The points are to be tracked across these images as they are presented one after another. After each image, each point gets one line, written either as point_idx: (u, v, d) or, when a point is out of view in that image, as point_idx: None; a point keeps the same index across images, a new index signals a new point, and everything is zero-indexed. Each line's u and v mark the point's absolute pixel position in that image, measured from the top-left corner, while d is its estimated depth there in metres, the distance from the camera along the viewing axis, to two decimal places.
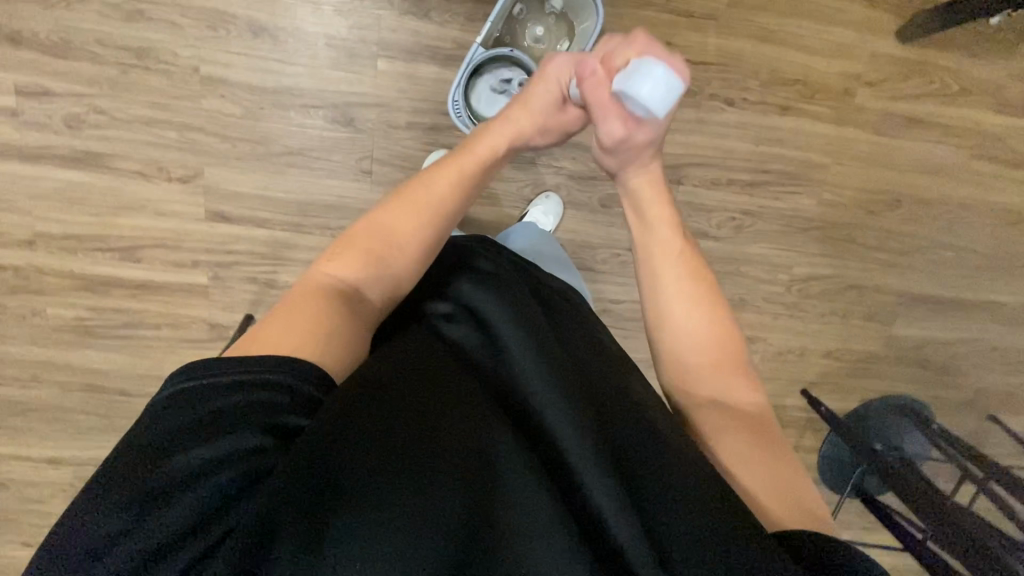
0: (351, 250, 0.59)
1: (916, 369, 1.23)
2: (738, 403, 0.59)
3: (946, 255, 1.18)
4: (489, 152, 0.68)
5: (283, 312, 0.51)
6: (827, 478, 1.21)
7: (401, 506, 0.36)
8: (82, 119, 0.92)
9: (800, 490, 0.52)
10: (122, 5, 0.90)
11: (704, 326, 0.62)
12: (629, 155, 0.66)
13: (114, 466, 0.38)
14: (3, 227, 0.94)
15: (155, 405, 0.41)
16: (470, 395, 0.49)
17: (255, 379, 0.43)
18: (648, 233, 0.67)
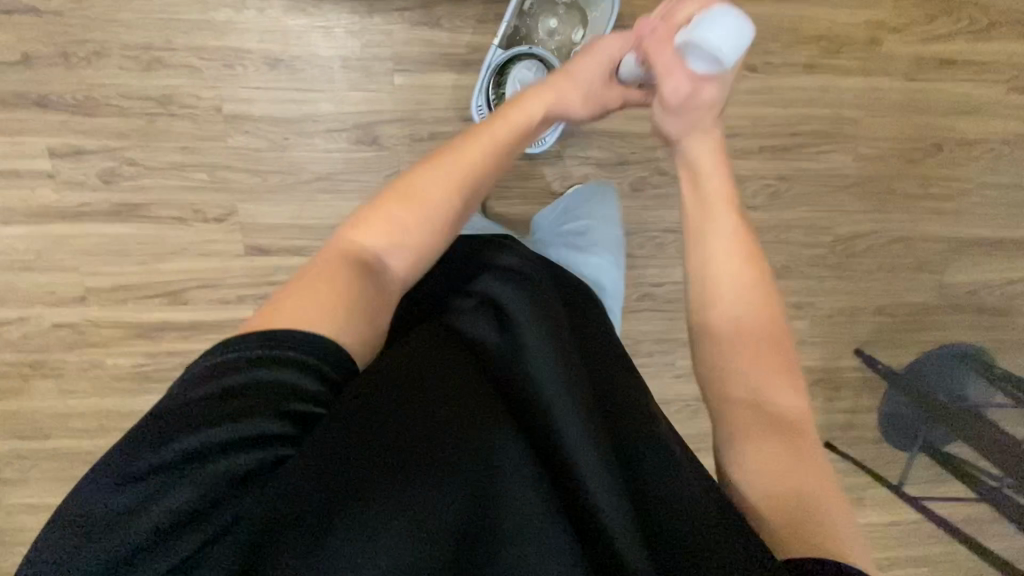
0: (376, 219, 0.58)
1: (973, 315, 1.20)
2: (776, 407, 0.57)
3: (992, 195, 1.14)
4: (523, 122, 0.67)
5: (310, 281, 0.52)
6: (889, 433, 1.18)
7: (401, 514, 0.39)
8: (117, 172, 0.94)
9: (824, 501, 0.50)
10: (141, 56, 0.91)
11: (751, 317, 0.62)
12: (691, 116, 0.64)
13: (141, 432, 0.40)
14: (55, 287, 0.96)
15: (186, 380, 0.44)
16: (481, 398, 0.49)
17: (281, 357, 0.45)
18: (701, 211, 0.66)
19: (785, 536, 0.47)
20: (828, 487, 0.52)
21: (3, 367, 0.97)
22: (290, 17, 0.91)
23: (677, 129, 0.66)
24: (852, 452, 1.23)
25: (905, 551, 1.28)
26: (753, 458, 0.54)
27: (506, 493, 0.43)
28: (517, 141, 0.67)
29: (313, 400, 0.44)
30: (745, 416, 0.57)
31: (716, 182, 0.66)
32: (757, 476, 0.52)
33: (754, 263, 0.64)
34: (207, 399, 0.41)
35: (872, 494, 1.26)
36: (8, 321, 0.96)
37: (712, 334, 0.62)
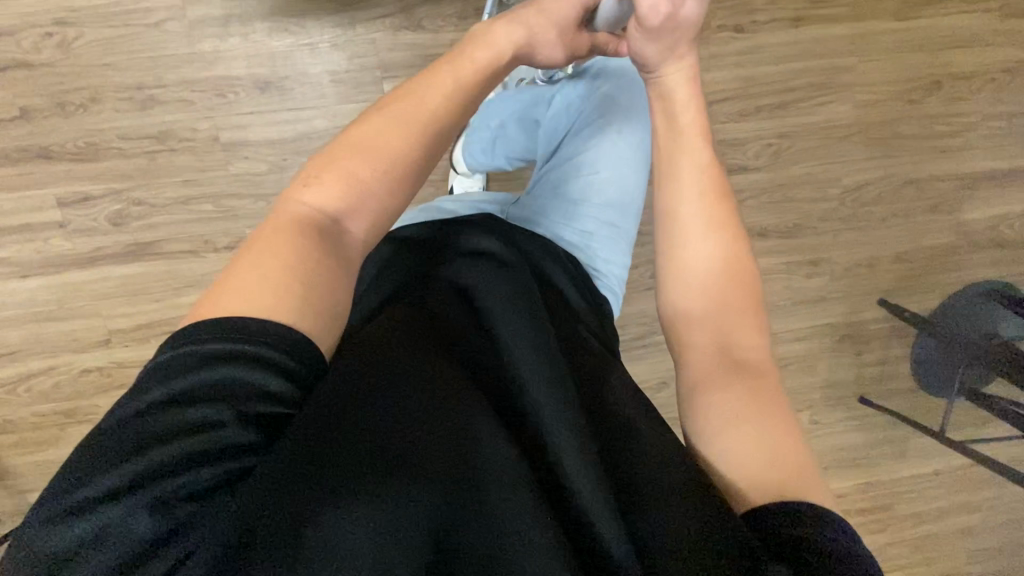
0: (328, 173, 0.48)
1: (997, 250, 1.17)
2: (742, 351, 0.52)
3: (998, 126, 1.13)
4: (488, 61, 0.57)
5: (256, 254, 0.43)
6: (923, 379, 1.17)
7: (376, 520, 0.33)
8: (125, 214, 0.96)
9: (789, 452, 0.44)
10: (135, 96, 0.93)
11: (719, 257, 0.56)
12: (669, 39, 0.58)
13: (87, 448, 0.34)
14: (78, 334, 0.98)
15: (141, 375, 0.37)
16: (459, 382, 0.43)
17: (230, 352, 0.37)
18: (675, 142, 0.59)
19: (747, 492, 0.43)
20: (791, 437, 0.46)
21: (36, 419, 0.98)
22: (274, 39, 0.93)
23: (654, 56, 0.59)
24: (889, 404, 1.21)
25: (956, 498, 1.26)
26: (717, 410, 0.48)
27: (500, 487, 0.36)
28: (489, 78, 0.57)
29: (278, 400, 0.38)
30: (706, 362, 0.52)
31: (692, 114, 0.60)
32: (723, 429, 0.46)
33: (720, 205, 0.57)
34: (156, 406, 0.35)
35: (915, 444, 1.24)
36: (38, 373, 0.98)
37: (680, 280, 0.56)
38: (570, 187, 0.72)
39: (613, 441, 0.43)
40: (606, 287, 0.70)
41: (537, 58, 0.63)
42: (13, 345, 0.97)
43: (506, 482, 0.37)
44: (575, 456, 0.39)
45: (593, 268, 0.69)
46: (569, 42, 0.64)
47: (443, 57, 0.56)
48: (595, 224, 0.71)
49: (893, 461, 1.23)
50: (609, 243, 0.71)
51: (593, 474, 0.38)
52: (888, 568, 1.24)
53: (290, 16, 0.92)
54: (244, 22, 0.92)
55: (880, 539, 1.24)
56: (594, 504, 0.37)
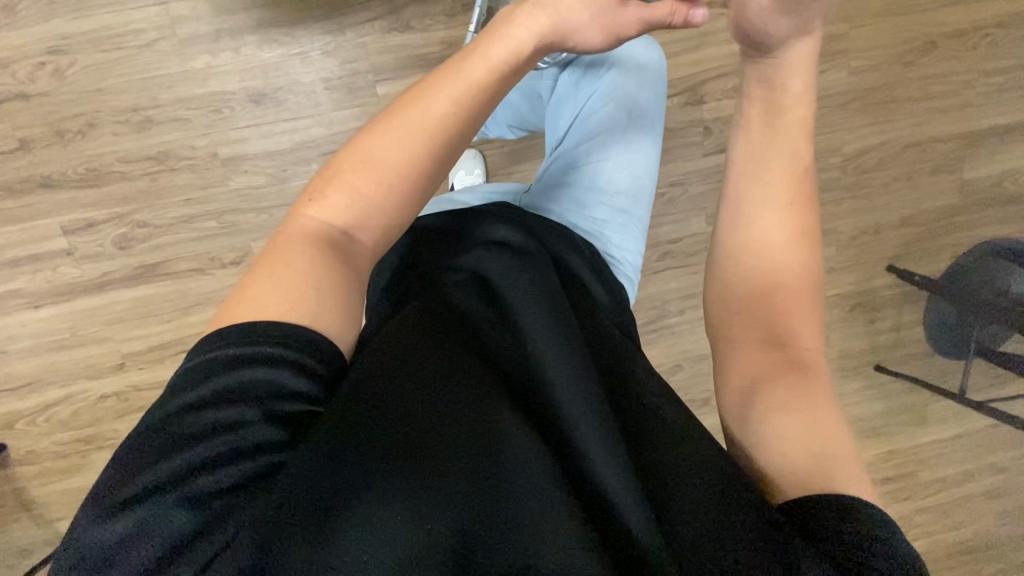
0: (335, 184, 0.47)
1: (1005, 207, 1.16)
2: (795, 347, 0.51)
3: (996, 81, 1.12)
4: (505, 59, 0.53)
5: (268, 266, 0.43)
6: (938, 343, 1.17)
7: (404, 514, 0.33)
8: (131, 236, 0.96)
9: (834, 444, 0.44)
10: (131, 119, 0.93)
11: (787, 251, 0.55)
12: (801, 17, 0.56)
13: (122, 451, 0.35)
14: (93, 359, 0.98)
15: (173, 378, 0.38)
16: (484, 378, 0.42)
17: (256, 354, 0.38)
18: (769, 135, 0.58)
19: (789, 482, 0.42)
20: (838, 430, 0.45)
21: (58, 447, 0.99)
22: (265, 50, 0.93)
23: (782, 32, 0.57)
24: (906, 370, 1.21)
25: (980, 460, 1.25)
26: (765, 400, 0.47)
27: (529, 480, 0.36)
28: (507, 76, 0.53)
29: (303, 399, 0.38)
30: (754, 353, 0.51)
31: (801, 111, 0.59)
32: (770, 417, 0.46)
33: (799, 198, 0.56)
34: (184, 408, 0.36)
35: (934, 409, 1.23)
36: (56, 402, 0.98)
37: (730, 263, 0.56)
38: (579, 173, 0.72)
39: (639, 429, 0.43)
40: (621, 274, 0.70)
41: (566, 43, 0.58)
42: (30, 375, 0.98)
43: (534, 475, 0.36)
44: (602, 443, 0.39)
45: (608, 255, 0.69)
46: (607, 20, 0.59)
47: (457, 55, 0.53)
48: (608, 210, 0.71)
49: (914, 427, 1.23)
50: (620, 230, 0.71)
51: (621, 461, 0.38)
52: (916, 534, 1.24)
53: (279, 26, 0.93)
54: (234, 36, 0.92)
55: (906, 506, 1.23)
56: (623, 495, 0.36)
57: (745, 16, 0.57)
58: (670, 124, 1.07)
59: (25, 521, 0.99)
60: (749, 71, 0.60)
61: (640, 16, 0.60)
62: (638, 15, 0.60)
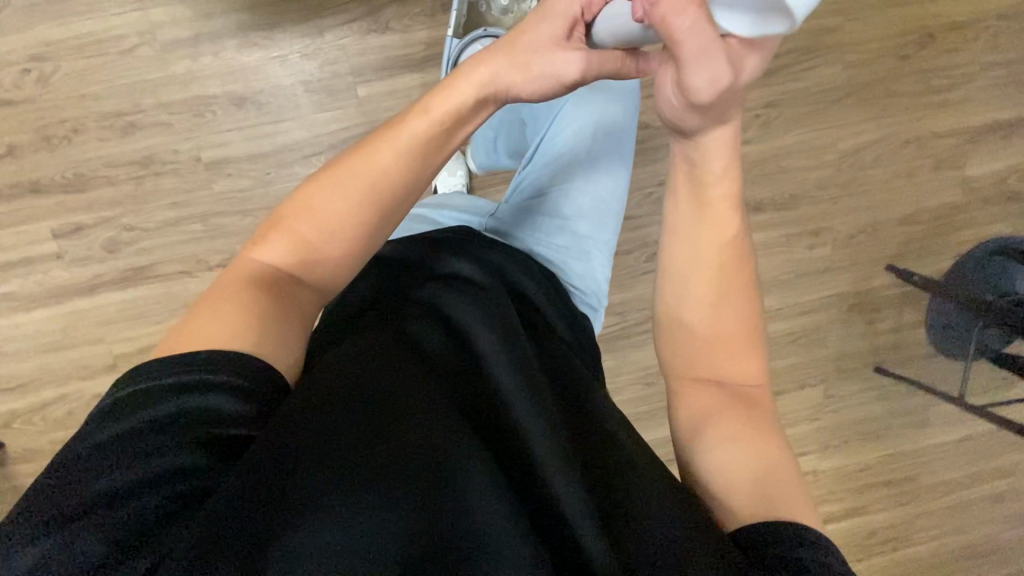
0: (279, 230, 0.50)
1: (1010, 205, 1.12)
2: (737, 382, 0.53)
3: (1000, 74, 1.08)
4: (449, 113, 0.53)
5: (211, 301, 0.45)
6: (943, 346, 1.12)
7: (348, 529, 0.32)
8: (118, 240, 0.97)
9: (774, 474, 0.46)
10: (115, 124, 0.94)
11: (727, 294, 0.54)
12: (716, 111, 0.45)
13: (45, 478, 0.34)
14: (86, 360, 1.00)
15: (103, 407, 0.38)
16: (438, 398, 0.42)
17: (197, 381, 0.39)
18: (694, 208, 0.53)
19: (737, 515, 0.44)
20: (779, 458, 0.47)
21: (55, 445, 1.01)
22: (245, 54, 0.93)
23: (691, 125, 0.47)
24: (907, 372, 1.17)
25: (986, 464, 1.22)
26: (710, 441, 0.49)
27: (483, 500, 0.36)
28: (450, 132, 0.53)
29: (245, 422, 0.38)
30: (700, 392, 0.52)
31: (722, 185, 0.53)
32: (715, 455, 0.48)
33: (733, 247, 0.54)
34: (117, 436, 0.36)
35: (937, 412, 1.20)
36: (51, 401, 1.00)
37: (679, 313, 0.55)
38: (542, 201, 0.71)
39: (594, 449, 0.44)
40: (583, 302, 0.69)
41: (510, 94, 0.53)
42: (25, 376, 1.00)
43: (484, 490, 0.36)
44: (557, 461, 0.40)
45: (571, 285, 0.69)
46: (544, 61, 0.51)
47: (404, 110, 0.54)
48: (572, 235, 0.70)
49: (916, 430, 1.20)
50: (585, 258, 0.70)
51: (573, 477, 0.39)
52: (920, 539, 1.21)
53: (259, 29, 0.93)
54: (214, 40, 0.93)
55: (909, 511, 1.20)
56: (577, 514, 0.37)
57: (659, 107, 0.47)
58: (656, 122, 1.05)
59: None
60: (671, 146, 0.52)
61: (576, 57, 0.50)
62: (576, 57, 0.50)
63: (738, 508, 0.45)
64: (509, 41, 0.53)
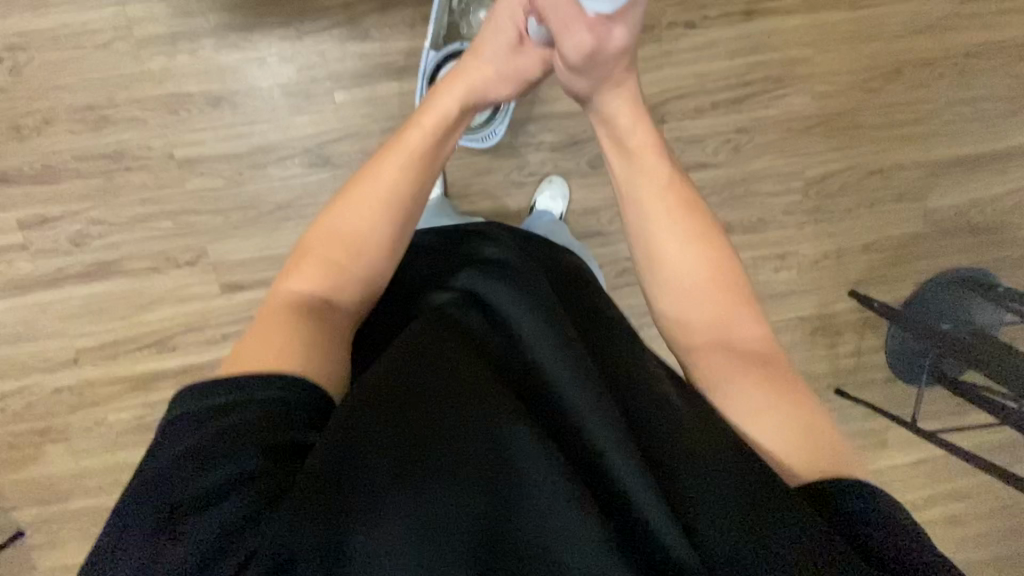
0: (305, 261, 0.58)
1: (969, 237, 1.16)
2: (739, 341, 0.57)
3: (963, 111, 1.11)
4: (435, 123, 0.66)
5: (253, 334, 0.51)
6: (897, 368, 1.17)
7: (414, 526, 0.36)
8: (85, 234, 0.96)
9: (807, 427, 0.51)
10: (87, 117, 0.93)
11: (702, 258, 0.60)
12: (599, 74, 0.65)
13: (129, 500, 0.38)
14: (47, 353, 0.99)
15: (164, 435, 0.42)
16: (489, 381, 0.45)
17: (250, 400, 0.43)
18: (628, 167, 0.66)
19: (795, 470, 0.48)
20: (803, 408, 0.52)
21: (12, 437, 1.00)
22: (222, 54, 0.93)
23: (584, 89, 0.68)
24: (865, 395, 1.20)
25: (940, 487, 1.25)
26: (737, 408, 0.53)
27: (542, 480, 0.38)
28: (439, 138, 0.66)
29: (301, 429, 0.42)
30: (711, 359, 0.57)
31: (643, 133, 0.67)
32: (747, 420, 0.52)
33: (693, 216, 0.62)
34: (182, 455, 0.40)
35: (894, 435, 1.23)
36: (10, 393, 0.99)
37: (668, 285, 0.61)
38: None
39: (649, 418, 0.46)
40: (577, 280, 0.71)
41: (485, 99, 0.70)
42: None
43: (546, 471, 0.39)
44: (609, 435, 0.42)
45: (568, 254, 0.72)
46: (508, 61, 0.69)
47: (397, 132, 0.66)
48: None
49: (872, 452, 1.23)
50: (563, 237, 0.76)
51: (627, 449, 0.41)
52: None
53: (238, 30, 0.93)
54: (191, 39, 0.92)
55: None
56: (635, 487, 0.39)
57: (560, 78, 0.68)
58: None
59: None
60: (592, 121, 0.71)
61: (535, 59, 0.70)
62: (534, 58, 0.70)
63: (792, 463, 0.48)
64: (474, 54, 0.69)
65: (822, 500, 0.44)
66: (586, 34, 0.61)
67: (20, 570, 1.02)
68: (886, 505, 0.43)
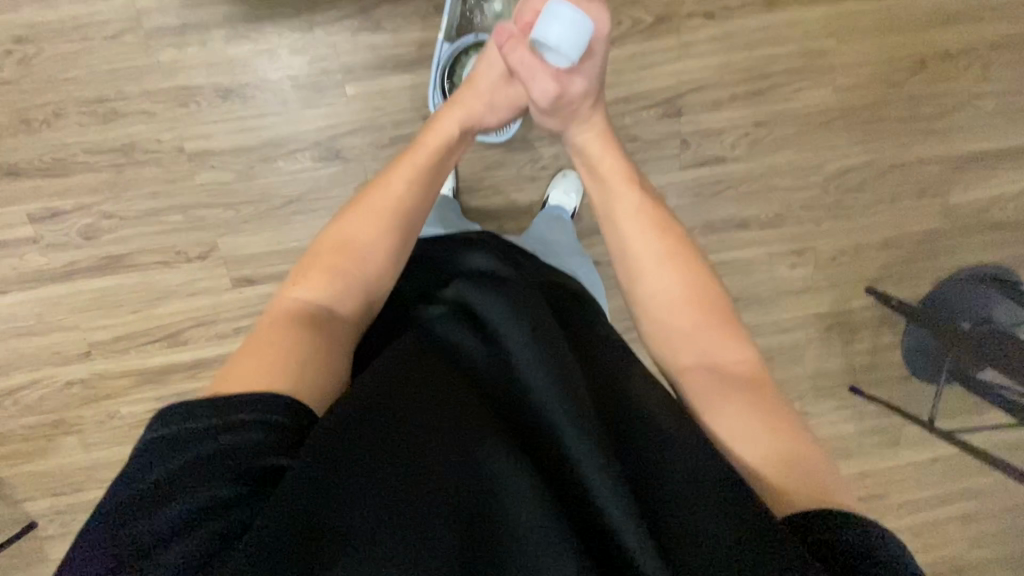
0: (313, 270, 0.58)
1: (990, 234, 1.13)
2: (724, 362, 0.57)
3: (988, 104, 1.08)
4: (439, 142, 0.68)
5: (252, 343, 0.51)
6: (914, 368, 1.15)
7: (388, 553, 0.35)
8: (96, 227, 0.96)
9: (793, 451, 0.49)
10: (97, 110, 0.92)
11: (682, 274, 0.62)
12: (566, 113, 0.69)
13: (104, 519, 0.38)
14: (59, 347, 0.99)
15: (142, 452, 0.41)
16: (471, 404, 0.46)
17: (231, 419, 0.42)
18: (602, 189, 0.69)
19: (781, 500, 0.46)
20: (790, 432, 0.51)
21: (26, 430, 1.01)
22: (232, 46, 0.92)
23: (552, 127, 0.72)
24: (879, 393, 1.19)
25: (954, 486, 1.24)
26: (723, 432, 0.51)
27: (522, 507, 0.39)
28: (445, 154, 0.69)
29: (279, 451, 0.41)
30: (695, 379, 0.56)
31: (609, 161, 0.70)
32: (733, 445, 0.50)
33: (668, 236, 0.64)
34: (161, 476, 0.39)
35: (909, 434, 1.21)
36: (23, 386, 1.00)
37: (650, 301, 0.62)
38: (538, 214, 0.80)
39: (632, 438, 0.46)
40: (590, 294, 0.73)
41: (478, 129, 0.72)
42: None
43: (527, 500, 0.39)
44: (588, 458, 0.41)
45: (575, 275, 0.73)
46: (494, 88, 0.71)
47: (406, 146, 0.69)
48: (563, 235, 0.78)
49: (886, 450, 1.21)
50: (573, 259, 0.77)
51: (606, 470, 0.41)
52: None
53: (247, 21, 0.91)
54: (200, 30, 0.91)
55: None
56: (615, 514, 0.39)
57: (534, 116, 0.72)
58: (646, 135, 1.03)
59: None
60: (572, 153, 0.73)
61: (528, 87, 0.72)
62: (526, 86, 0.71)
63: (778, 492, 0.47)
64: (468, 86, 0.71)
65: (806, 532, 0.42)
66: (551, 82, 0.66)
67: (36, 560, 1.03)
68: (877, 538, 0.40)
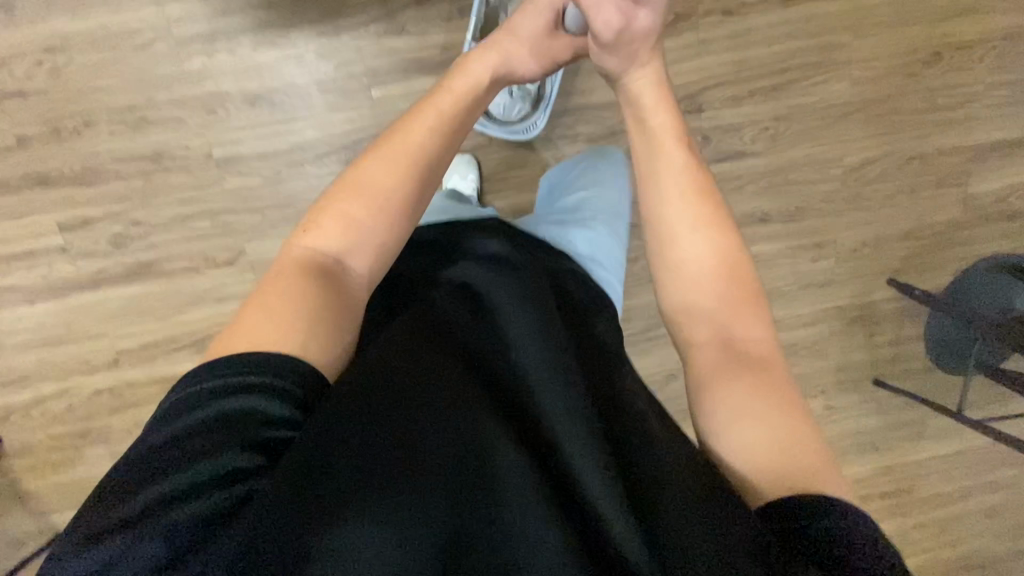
0: (326, 217, 0.57)
1: (1010, 222, 1.14)
2: (742, 342, 0.57)
3: (1003, 94, 1.10)
4: (469, 86, 0.68)
5: (263, 296, 0.51)
6: (937, 360, 1.13)
7: (377, 529, 0.34)
8: (124, 235, 0.96)
9: (794, 439, 0.49)
10: (126, 118, 0.94)
11: (710, 249, 0.62)
12: (626, 51, 0.71)
13: (122, 476, 0.39)
14: (88, 355, 0.99)
15: (160, 417, 0.42)
16: (466, 378, 0.44)
17: (241, 384, 0.43)
18: (646, 138, 0.69)
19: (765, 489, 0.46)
20: (796, 422, 0.50)
21: (54, 440, 1.00)
22: (261, 52, 0.93)
23: (611, 67, 0.72)
24: (905, 385, 1.18)
25: (981, 478, 1.23)
26: (726, 408, 0.51)
27: (514, 488, 0.38)
28: (467, 105, 0.68)
29: (286, 424, 0.42)
30: (710, 353, 0.56)
31: (661, 115, 0.70)
32: (740, 425, 0.50)
33: (707, 202, 0.64)
34: (173, 440, 0.40)
35: (935, 425, 1.21)
36: (52, 396, 1.00)
37: (670, 272, 0.62)
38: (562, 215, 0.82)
39: (630, 418, 0.45)
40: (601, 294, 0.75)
41: (514, 75, 0.73)
42: (26, 368, 0.99)
43: (517, 483, 0.38)
44: (579, 440, 0.40)
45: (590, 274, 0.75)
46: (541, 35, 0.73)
47: (428, 94, 0.68)
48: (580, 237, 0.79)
49: (913, 443, 1.21)
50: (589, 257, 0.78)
51: (597, 453, 0.39)
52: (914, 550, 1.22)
53: (275, 28, 0.93)
54: (230, 38, 0.92)
55: (905, 522, 1.22)
56: (604, 495, 0.38)
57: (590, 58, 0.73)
58: None
59: (21, 513, 1.00)
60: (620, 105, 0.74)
61: (570, 43, 0.75)
62: (569, 41, 0.75)
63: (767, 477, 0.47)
64: (509, 33, 0.73)
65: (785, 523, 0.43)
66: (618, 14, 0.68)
67: None
68: (855, 533, 0.40)
